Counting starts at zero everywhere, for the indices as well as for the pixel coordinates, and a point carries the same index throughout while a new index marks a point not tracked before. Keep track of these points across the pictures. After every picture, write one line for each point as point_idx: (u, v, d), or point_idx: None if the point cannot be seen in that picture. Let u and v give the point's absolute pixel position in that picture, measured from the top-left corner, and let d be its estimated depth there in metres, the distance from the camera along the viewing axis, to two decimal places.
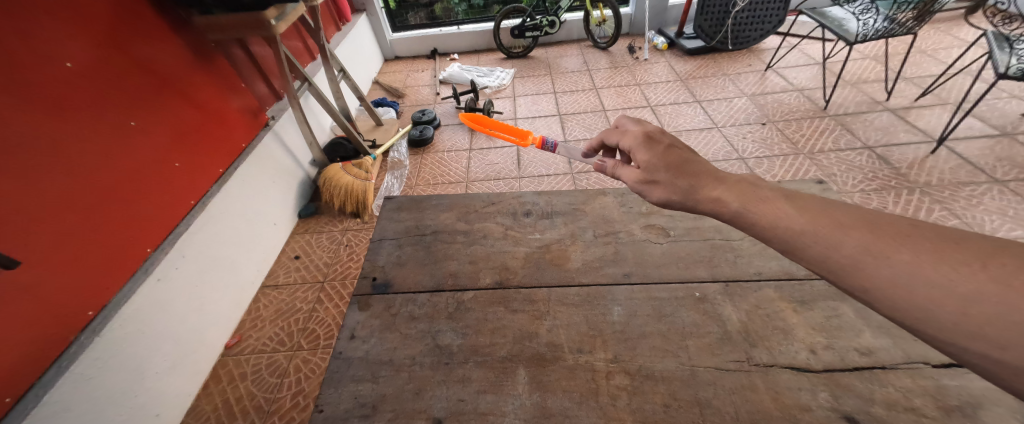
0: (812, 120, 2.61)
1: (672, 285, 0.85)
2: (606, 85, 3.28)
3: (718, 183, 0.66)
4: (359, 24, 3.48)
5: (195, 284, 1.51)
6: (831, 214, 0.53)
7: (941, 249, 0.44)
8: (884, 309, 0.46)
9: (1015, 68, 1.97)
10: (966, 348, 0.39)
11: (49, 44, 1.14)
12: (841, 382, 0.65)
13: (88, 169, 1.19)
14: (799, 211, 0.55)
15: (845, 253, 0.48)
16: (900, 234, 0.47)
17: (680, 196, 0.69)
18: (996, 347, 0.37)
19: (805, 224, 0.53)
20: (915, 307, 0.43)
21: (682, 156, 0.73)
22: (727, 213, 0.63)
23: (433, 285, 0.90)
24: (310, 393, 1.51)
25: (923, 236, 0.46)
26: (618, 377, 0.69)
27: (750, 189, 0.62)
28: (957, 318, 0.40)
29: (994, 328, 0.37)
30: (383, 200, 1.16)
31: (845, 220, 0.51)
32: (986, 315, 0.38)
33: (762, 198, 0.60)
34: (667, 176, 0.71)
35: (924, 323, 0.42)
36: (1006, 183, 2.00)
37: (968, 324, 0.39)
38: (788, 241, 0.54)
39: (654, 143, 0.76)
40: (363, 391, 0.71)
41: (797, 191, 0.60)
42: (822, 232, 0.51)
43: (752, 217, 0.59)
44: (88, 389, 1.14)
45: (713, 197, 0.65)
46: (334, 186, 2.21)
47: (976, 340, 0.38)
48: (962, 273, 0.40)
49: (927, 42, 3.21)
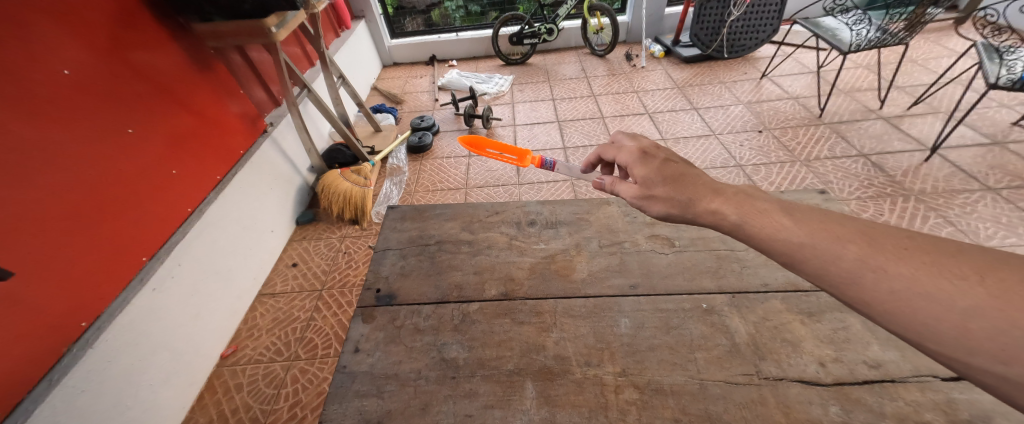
0: (807, 127, 2.64)
1: (679, 297, 0.84)
2: (604, 92, 3.30)
3: (717, 195, 0.65)
4: (358, 31, 3.49)
5: (191, 292, 1.49)
6: (828, 226, 0.52)
7: (939, 263, 0.43)
8: (887, 323, 0.46)
9: (1005, 79, 2.00)
10: (969, 362, 0.39)
11: (47, 51, 1.13)
12: (850, 395, 0.65)
13: (82, 177, 1.17)
14: (797, 222, 0.54)
15: (844, 267, 0.48)
16: (898, 246, 0.47)
17: (680, 210, 0.69)
18: (999, 363, 0.37)
19: (803, 236, 0.52)
20: (918, 321, 0.43)
21: (678, 170, 0.73)
22: (727, 224, 0.62)
23: (437, 297, 0.89)
24: (309, 405, 1.48)
25: (921, 250, 0.45)
26: (627, 392, 0.69)
27: (748, 200, 0.62)
28: (958, 332, 0.40)
29: (997, 343, 0.37)
30: (386, 210, 1.16)
31: (842, 233, 0.50)
32: (988, 331, 0.38)
33: (760, 209, 0.59)
34: (665, 190, 0.70)
35: (928, 336, 0.42)
36: (999, 191, 2.03)
37: (969, 339, 0.39)
38: (787, 253, 0.53)
39: (650, 158, 0.76)
40: (368, 407, 0.70)
41: (795, 202, 0.59)
42: (821, 245, 0.50)
43: (752, 228, 0.59)
44: (81, 401, 1.11)
45: (712, 209, 0.64)
46: (333, 192, 2.19)
47: (978, 355, 0.39)
48: (962, 287, 0.40)
49: (918, 51, 3.27)
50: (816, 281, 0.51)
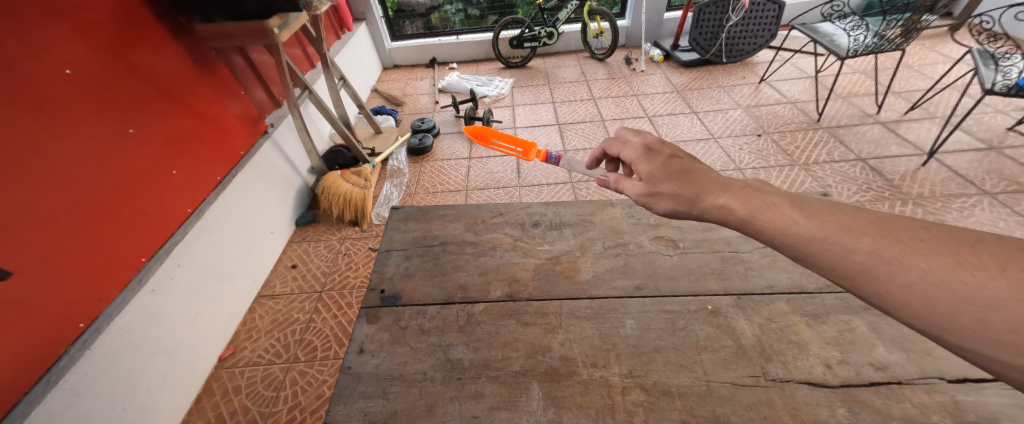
0: (806, 132, 2.66)
1: (684, 298, 0.84)
2: (603, 96, 3.31)
3: (723, 191, 0.65)
4: (359, 33, 3.50)
5: (189, 294, 1.48)
6: (841, 218, 0.52)
7: (956, 254, 0.43)
8: (902, 317, 0.46)
9: (1001, 84, 2.01)
10: (992, 356, 0.39)
11: (48, 50, 1.13)
12: (859, 397, 0.65)
13: (82, 176, 1.16)
14: (807, 216, 0.55)
15: (858, 260, 0.48)
16: (912, 238, 0.47)
17: (686, 206, 0.69)
18: (1019, 355, 0.37)
19: (815, 230, 0.53)
20: (935, 314, 0.43)
21: (683, 166, 0.73)
22: (734, 220, 0.62)
23: (443, 297, 0.88)
24: (308, 407, 1.46)
25: (937, 241, 0.46)
26: (634, 393, 0.68)
27: (757, 195, 0.62)
28: (977, 325, 0.40)
29: (1019, 336, 0.37)
30: (389, 211, 1.15)
31: (855, 226, 0.50)
32: (1009, 323, 0.38)
33: (769, 204, 0.60)
34: (671, 186, 0.71)
35: (946, 330, 0.42)
36: (996, 196, 2.05)
37: (992, 331, 0.39)
38: (798, 248, 0.54)
39: (655, 155, 0.77)
40: (373, 408, 0.69)
41: (804, 197, 0.59)
42: (833, 238, 0.51)
43: (759, 224, 0.59)
44: (76, 404, 1.09)
45: (718, 205, 0.64)
46: (333, 193, 2.19)
47: (998, 348, 0.39)
48: (981, 278, 0.40)
49: (914, 57, 3.30)
50: (829, 276, 0.52)
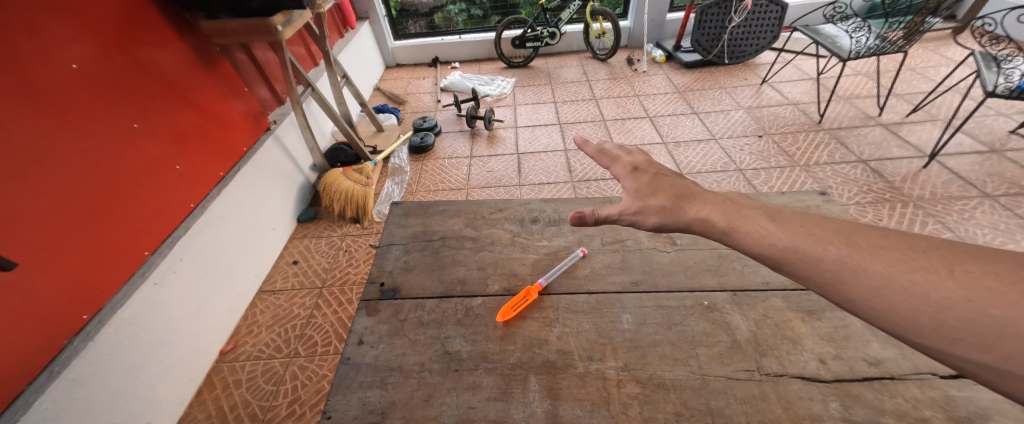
0: (807, 133, 2.66)
1: (681, 294, 0.85)
2: (605, 96, 3.32)
3: (705, 204, 0.68)
4: (363, 32, 3.52)
5: (191, 287, 1.49)
6: (810, 230, 0.57)
7: (911, 259, 0.49)
8: (871, 319, 0.49)
9: (1003, 87, 2.01)
10: (951, 353, 0.43)
11: (55, 45, 1.14)
12: (850, 392, 0.66)
13: (86, 170, 1.18)
14: (781, 228, 0.59)
15: (827, 266, 0.52)
16: (873, 245, 0.52)
17: (670, 218, 0.70)
18: (976, 350, 0.41)
19: (787, 241, 0.57)
20: (897, 317, 0.47)
21: (669, 184, 0.76)
22: (715, 231, 0.65)
23: (442, 291, 0.89)
24: (308, 401, 1.48)
25: (894, 248, 0.51)
26: (629, 386, 0.69)
27: (735, 209, 0.65)
28: (934, 324, 0.44)
29: (972, 333, 0.42)
30: (390, 206, 1.16)
31: (822, 236, 0.55)
32: (962, 321, 0.42)
33: (746, 216, 0.63)
34: (656, 200, 0.73)
35: (908, 329, 0.46)
36: (997, 198, 2.05)
37: (948, 330, 0.43)
38: (776, 258, 0.56)
39: (641, 173, 0.80)
40: (372, 398, 0.70)
41: (777, 209, 0.64)
42: (803, 247, 0.55)
43: (738, 234, 0.62)
44: (78, 394, 1.11)
45: (701, 217, 0.67)
46: (334, 190, 2.20)
47: (956, 344, 0.43)
48: (933, 280, 0.45)
49: (916, 60, 3.30)
50: (810, 278, 0.53)
